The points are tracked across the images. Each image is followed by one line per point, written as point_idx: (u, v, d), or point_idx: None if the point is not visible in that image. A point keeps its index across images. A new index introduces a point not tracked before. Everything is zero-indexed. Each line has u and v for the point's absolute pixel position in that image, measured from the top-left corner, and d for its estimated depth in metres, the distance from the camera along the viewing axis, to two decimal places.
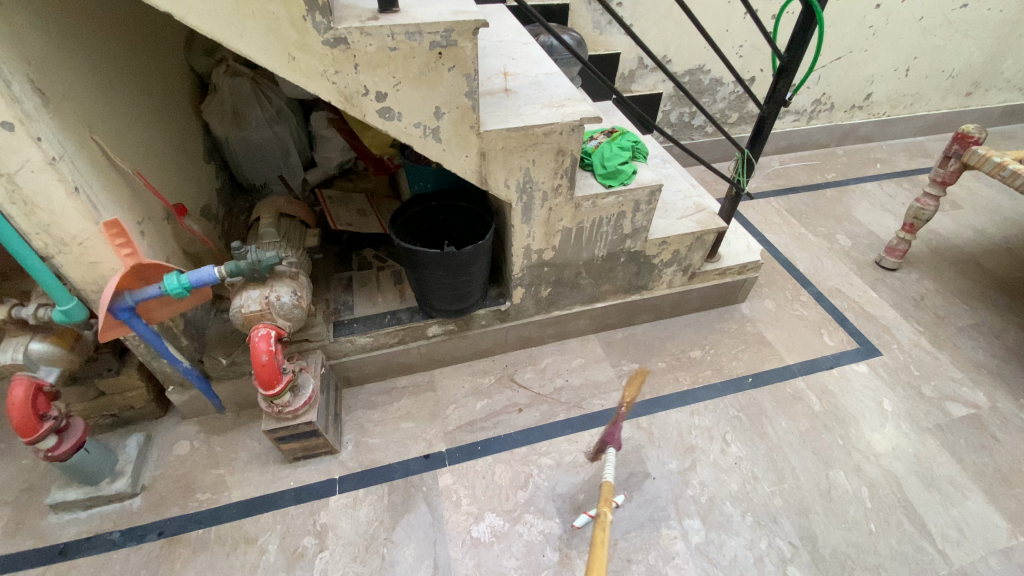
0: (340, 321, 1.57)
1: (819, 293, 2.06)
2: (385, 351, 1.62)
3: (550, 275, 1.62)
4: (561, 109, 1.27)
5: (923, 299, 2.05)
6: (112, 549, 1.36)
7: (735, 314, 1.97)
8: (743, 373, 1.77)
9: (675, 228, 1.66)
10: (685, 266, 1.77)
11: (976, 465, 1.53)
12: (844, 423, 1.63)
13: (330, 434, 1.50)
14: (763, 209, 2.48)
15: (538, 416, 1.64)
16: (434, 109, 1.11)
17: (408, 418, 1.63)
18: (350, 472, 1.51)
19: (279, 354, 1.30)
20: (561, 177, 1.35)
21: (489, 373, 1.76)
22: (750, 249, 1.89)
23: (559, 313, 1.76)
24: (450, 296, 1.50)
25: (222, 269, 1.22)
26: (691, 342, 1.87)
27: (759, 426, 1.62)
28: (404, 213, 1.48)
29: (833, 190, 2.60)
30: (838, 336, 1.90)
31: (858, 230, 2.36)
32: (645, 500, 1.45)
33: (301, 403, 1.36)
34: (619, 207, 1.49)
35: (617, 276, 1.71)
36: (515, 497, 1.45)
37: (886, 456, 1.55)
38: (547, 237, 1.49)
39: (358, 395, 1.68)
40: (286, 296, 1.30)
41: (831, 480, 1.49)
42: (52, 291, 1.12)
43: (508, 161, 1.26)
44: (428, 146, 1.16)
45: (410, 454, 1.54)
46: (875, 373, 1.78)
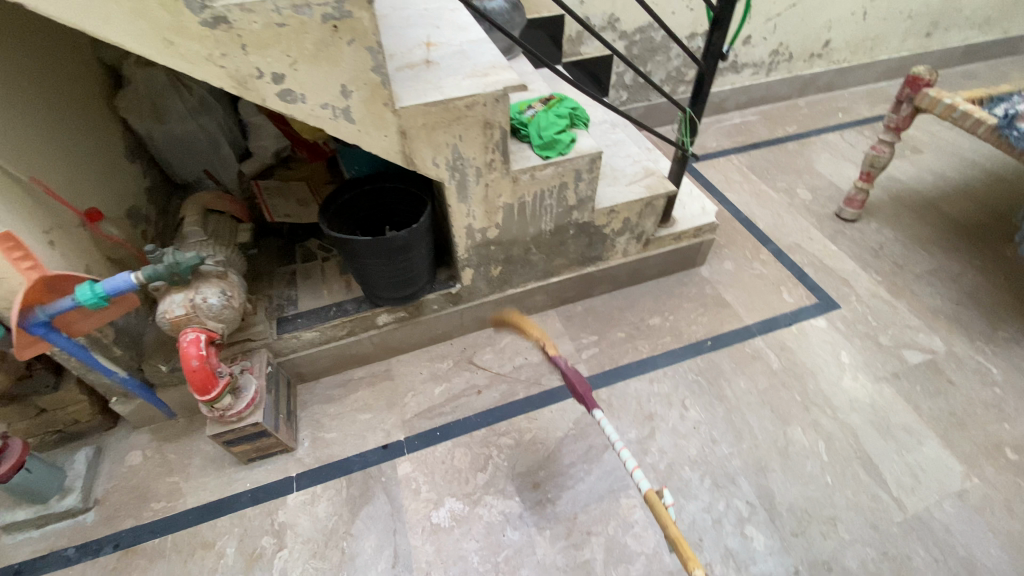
0: (284, 317, 1.52)
1: (779, 250, 2.04)
2: (335, 344, 1.58)
3: (497, 253, 1.56)
4: (484, 79, 1.20)
5: (883, 248, 2.03)
6: (66, 565, 1.33)
7: (694, 278, 1.95)
8: (702, 338, 1.76)
9: (623, 196, 1.61)
10: (638, 233, 1.73)
11: (932, 410, 1.54)
12: (803, 379, 1.63)
13: (282, 433, 1.46)
14: (724, 168, 2.43)
15: (498, 397, 1.61)
16: (341, 88, 1.04)
17: (365, 409, 1.60)
18: (307, 468, 1.48)
19: (213, 358, 1.25)
20: (493, 151, 1.28)
21: (446, 357, 1.72)
22: (705, 211, 1.86)
23: (514, 291, 1.72)
24: (393, 284, 1.46)
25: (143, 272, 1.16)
26: (650, 310, 1.85)
27: (717, 389, 1.62)
28: (337, 199, 1.41)
29: (794, 143, 2.56)
30: (797, 292, 1.89)
31: (818, 183, 2.33)
32: (604, 471, 1.45)
33: (243, 406, 1.33)
34: (560, 178, 1.43)
35: (569, 249, 1.67)
36: (474, 480, 1.44)
37: (842, 408, 1.56)
38: (488, 215, 1.43)
39: (313, 391, 1.64)
40: (214, 298, 1.25)
41: (788, 437, 1.50)
42: None
43: (433, 138, 1.19)
44: (340, 128, 1.10)
45: (367, 446, 1.52)
46: (834, 328, 1.77)
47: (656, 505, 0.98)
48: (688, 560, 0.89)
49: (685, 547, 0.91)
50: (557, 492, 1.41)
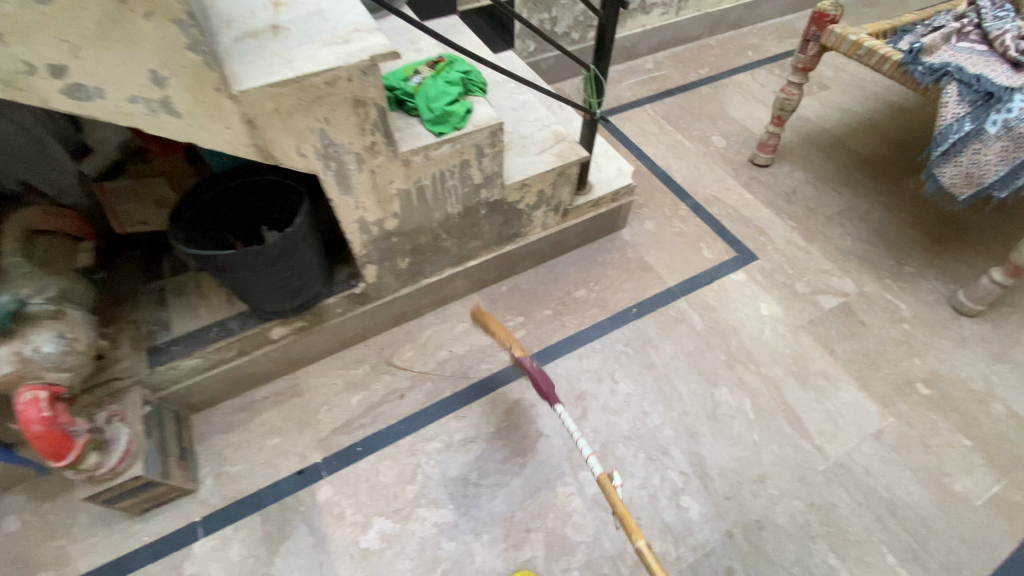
0: (156, 345, 1.30)
1: (698, 205, 2.00)
2: (225, 366, 1.39)
3: (401, 244, 1.39)
4: (345, 47, 0.99)
5: (795, 192, 2.04)
6: None
7: (617, 242, 1.88)
8: (628, 305, 1.71)
9: (533, 166, 1.47)
10: (554, 204, 1.61)
11: (846, 354, 1.59)
12: (727, 338, 1.63)
13: (176, 477, 1.28)
14: (640, 120, 2.34)
15: (422, 398, 1.50)
16: (150, 74, 0.81)
17: (274, 433, 1.44)
18: (213, 510, 1.32)
19: (63, 415, 1.03)
20: (373, 133, 1.08)
21: (362, 362, 1.57)
22: (622, 172, 1.77)
23: (428, 281, 1.56)
24: (280, 295, 1.26)
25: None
26: (576, 282, 1.76)
27: (647, 358, 1.58)
28: (196, 201, 1.17)
29: (707, 87, 2.49)
30: (717, 247, 1.87)
31: (732, 128, 2.29)
32: (540, 462, 1.39)
33: (115, 462, 1.12)
34: (459, 155, 1.25)
35: (483, 229, 1.52)
36: (404, 494, 1.34)
37: (765, 363, 1.58)
38: (381, 205, 1.25)
39: (211, 419, 1.45)
40: (48, 346, 1.02)
41: (717, 399, 1.50)
42: None
43: (291, 125, 0.98)
44: (163, 125, 0.87)
45: (280, 474, 1.37)
46: (754, 280, 1.77)
47: (607, 487, 1.06)
48: (632, 533, 0.97)
49: (630, 521, 0.99)
50: (493, 492, 1.34)
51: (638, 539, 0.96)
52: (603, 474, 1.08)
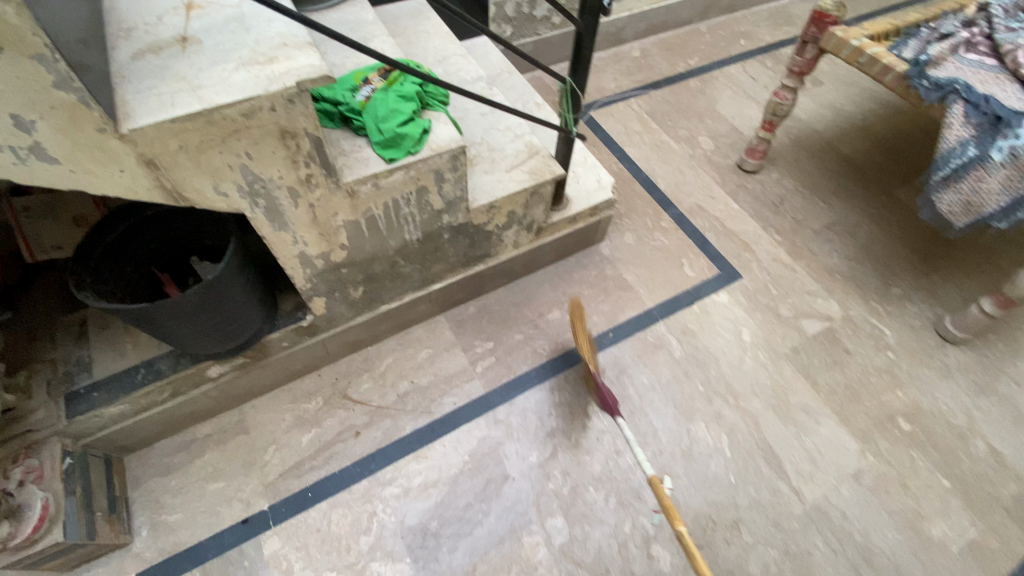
0: (73, 392, 1.15)
1: (681, 215, 1.89)
2: (158, 409, 1.25)
3: (352, 274, 1.24)
4: (266, 69, 0.81)
5: (783, 203, 1.93)
6: None
7: (595, 257, 1.75)
8: (604, 329, 1.60)
9: (502, 186, 1.32)
10: (527, 223, 1.47)
11: (829, 385, 1.53)
12: (706, 367, 1.54)
13: (106, 534, 1.15)
14: (623, 116, 2.18)
15: (380, 437, 1.39)
16: (11, 118, 0.64)
17: (217, 476, 1.32)
18: (148, 565, 1.20)
19: None
20: (307, 166, 0.92)
21: (315, 394, 1.45)
22: (601, 184, 1.63)
23: (387, 308, 1.43)
24: (213, 338, 1.13)
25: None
26: (550, 302, 1.64)
27: (621, 389, 1.49)
28: (104, 240, 1.02)
29: (696, 79, 2.33)
30: (699, 264, 1.76)
31: (720, 128, 2.15)
32: (504, 509, 1.30)
33: (31, 530, 0.99)
34: (414, 181, 1.09)
35: (447, 253, 1.37)
36: (357, 546, 1.25)
37: (745, 395, 1.50)
38: (325, 238, 1.09)
39: (146, 461, 1.32)
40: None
41: (693, 437, 1.43)
42: None
43: (204, 162, 0.82)
44: (38, 174, 0.70)
45: (223, 524, 1.26)
46: (737, 302, 1.68)
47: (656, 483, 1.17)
48: (673, 519, 1.09)
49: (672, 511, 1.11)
50: (453, 543, 1.26)
51: (678, 525, 1.08)
52: (653, 474, 1.20)
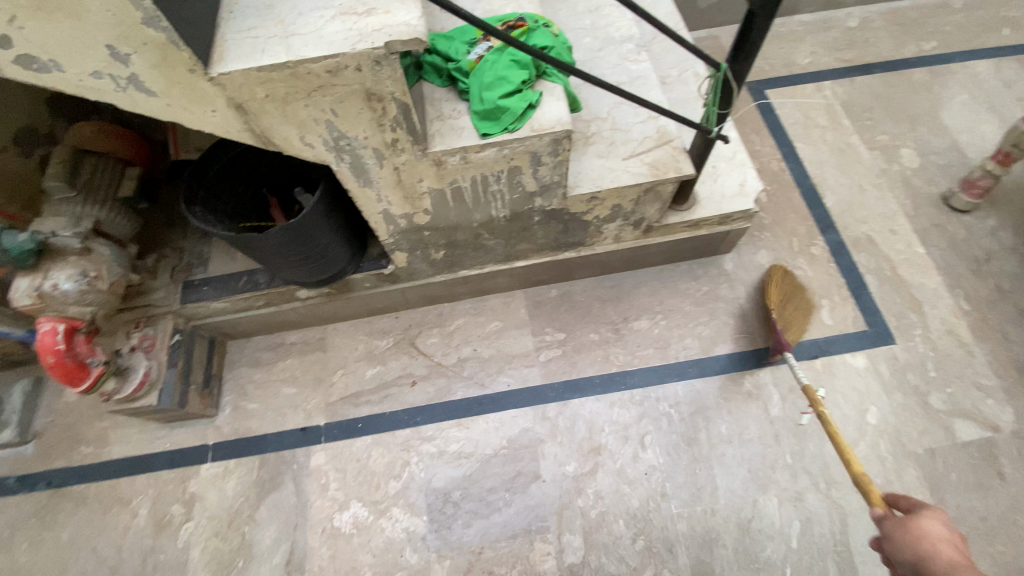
0: (190, 282, 1.31)
1: (840, 244, 1.53)
2: (254, 312, 1.39)
3: (435, 238, 1.21)
4: (360, 23, 0.74)
5: (989, 261, 1.48)
6: (5, 494, 1.41)
7: (712, 270, 1.51)
8: (694, 357, 1.41)
9: (612, 177, 1.15)
10: (634, 219, 1.29)
11: (959, 510, 1.21)
12: (803, 437, 1.30)
13: (194, 405, 1.35)
14: (807, 103, 1.77)
15: (431, 393, 1.42)
16: (108, 49, 0.68)
17: (291, 382, 1.46)
18: (224, 439, 1.40)
19: (82, 347, 1.10)
20: (393, 129, 0.87)
21: (387, 334, 1.51)
22: (743, 190, 1.35)
23: (466, 273, 1.40)
24: (298, 270, 1.19)
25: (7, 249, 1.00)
26: (641, 308, 1.47)
27: (691, 430, 1.32)
28: (223, 158, 1.08)
29: (924, 71, 1.80)
30: (841, 311, 1.44)
31: (933, 144, 1.66)
32: (526, 506, 1.28)
33: (131, 390, 1.20)
34: (507, 160, 0.99)
35: (537, 235, 1.27)
36: (386, 487, 1.32)
37: (841, 486, 1.24)
38: (409, 200, 1.06)
39: (242, 350, 1.51)
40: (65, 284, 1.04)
41: (757, 509, 1.23)
42: None
43: (290, 113, 0.81)
44: (138, 103, 0.76)
45: (286, 425, 1.41)
46: (874, 371, 1.36)
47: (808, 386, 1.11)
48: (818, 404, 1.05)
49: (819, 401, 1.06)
50: (469, 519, 1.27)
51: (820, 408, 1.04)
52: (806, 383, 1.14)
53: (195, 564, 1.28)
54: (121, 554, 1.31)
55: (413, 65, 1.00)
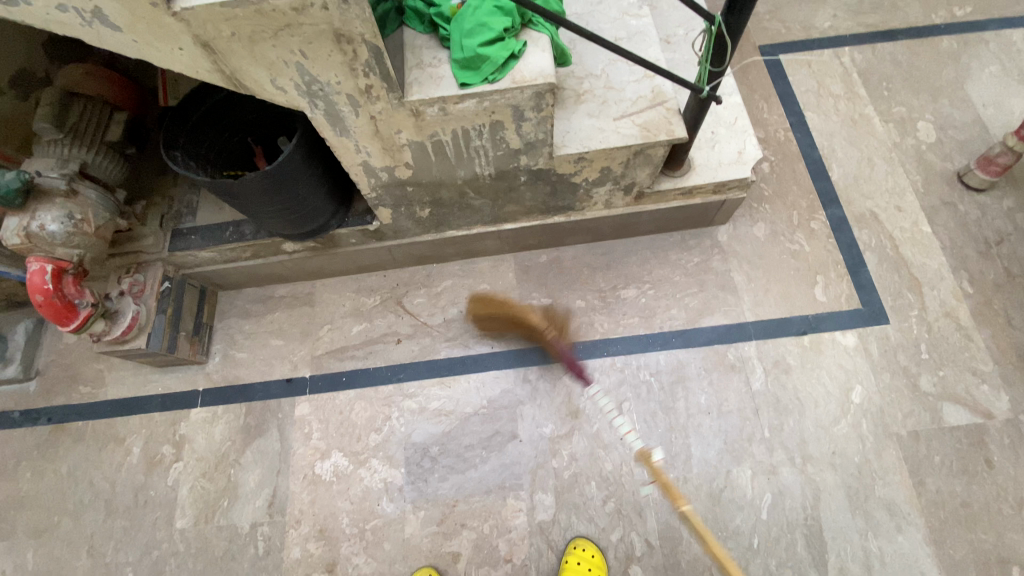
0: (178, 230, 1.32)
1: (841, 219, 1.47)
2: (242, 264, 1.40)
3: (418, 194, 1.21)
4: None
5: (1001, 245, 1.42)
6: (11, 427, 1.49)
7: (705, 240, 1.47)
8: (680, 329, 1.39)
9: (600, 136, 1.11)
10: (625, 184, 1.24)
11: (937, 493, 1.20)
12: (783, 413, 1.28)
13: (184, 350, 1.39)
14: (823, 70, 1.68)
15: (415, 351, 1.44)
16: None
17: (279, 334, 1.48)
18: (213, 385, 1.44)
19: (70, 288, 1.14)
20: (365, 75, 0.85)
21: (375, 292, 1.51)
22: (742, 158, 1.30)
23: (453, 234, 1.39)
24: (281, 221, 1.20)
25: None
26: (630, 277, 1.45)
27: (669, 399, 1.32)
28: (206, 102, 1.08)
29: (953, 40, 1.70)
30: (837, 288, 1.40)
31: (953, 118, 1.58)
32: (501, 464, 1.30)
33: (120, 332, 1.23)
34: (488, 114, 0.96)
35: (524, 195, 1.25)
36: (367, 439, 1.35)
37: (818, 462, 1.24)
38: (388, 153, 1.04)
39: (232, 301, 1.53)
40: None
41: (730, 480, 1.24)
42: None
43: (259, 54, 0.79)
44: (105, 38, 0.76)
45: (273, 375, 1.44)
46: (863, 351, 1.33)
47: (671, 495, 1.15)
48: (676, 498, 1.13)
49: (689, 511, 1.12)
50: (446, 473, 1.30)
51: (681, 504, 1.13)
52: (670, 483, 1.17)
53: (183, 501, 1.34)
54: (116, 489, 1.38)
55: (395, 10, 0.99)
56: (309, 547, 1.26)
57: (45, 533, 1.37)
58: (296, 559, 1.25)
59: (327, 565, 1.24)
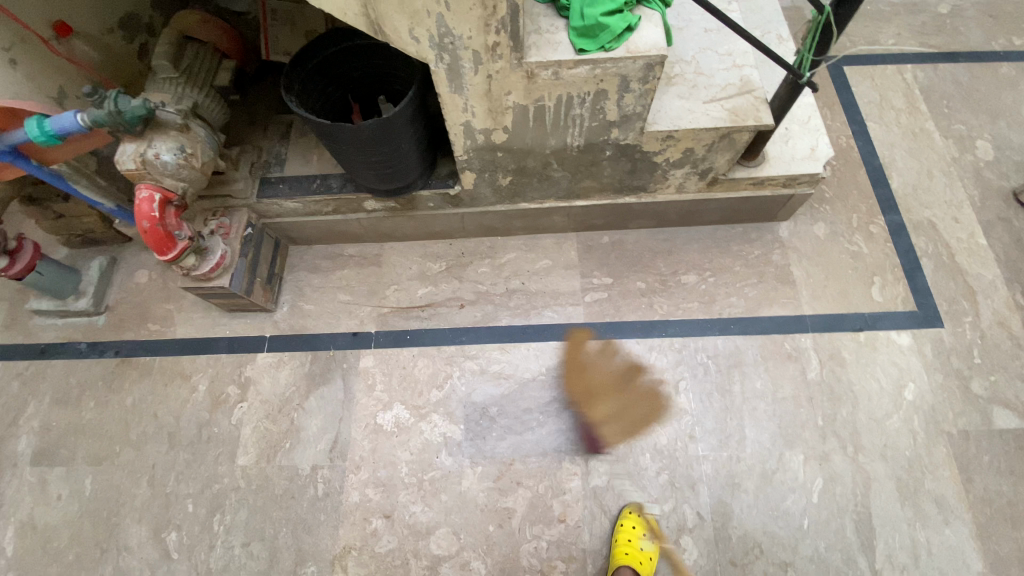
0: (267, 179, 1.38)
1: (900, 226, 1.52)
2: (321, 218, 1.46)
3: (506, 161, 1.26)
4: None
5: None
6: (79, 357, 1.54)
7: (766, 234, 1.51)
8: (737, 316, 1.43)
9: (690, 117, 1.16)
10: (702, 168, 1.29)
11: (984, 491, 1.23)
12: (837, 402, 1.32)
13: (258, 296, 1.44)
14: (886, 85, 1.74)
15: (478, 316, 1.48)
16: None
17: (346, 290, 1.53)
18: (280, 333, 1.49)
19: (171, 219, 1.18)
20: (497, 32, 0.91)
21: (440, 258, 1.56)
22: (814, 154, 1.35)
23: (526, 206, 1.45)
24: (373, 174, 1.25)
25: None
26: (691, 263, 1.49)
27: (725, 381, 1.36)
28: (321, 53, 1.14)
29: (1014, 66, 1.75)
30: (892, 289, 1.44)
31: (1011, 139, 1.63)
32: (558, 429, 1.34)
33: (207, 269, 1.27)
34: (596, 82, 1.02)
35: (603, 171, 1.30)
36: (428, 395, 1.39)
37: (869, 452, 1.27)
38: (492, 114, 1.10)
39: (303, 255, 1.58)
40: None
41: (782, 462, 1.27)
42: None
43: (407, 1, 0.85)
44: None
45: (339, 328, 1.49)
46: (917, 351, 1.37)
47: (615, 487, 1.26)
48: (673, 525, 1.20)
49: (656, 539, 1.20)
50: (503, 434, 1.34)
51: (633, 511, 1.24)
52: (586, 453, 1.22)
53: (246, 439, 1.38)
54: (180, 423, 1.42)
55: None
56: (367, 492, 1.30)
57: (106, 460, 1.41)
58: (355, 503, 1.29)
59: (385, 511, 1.28)
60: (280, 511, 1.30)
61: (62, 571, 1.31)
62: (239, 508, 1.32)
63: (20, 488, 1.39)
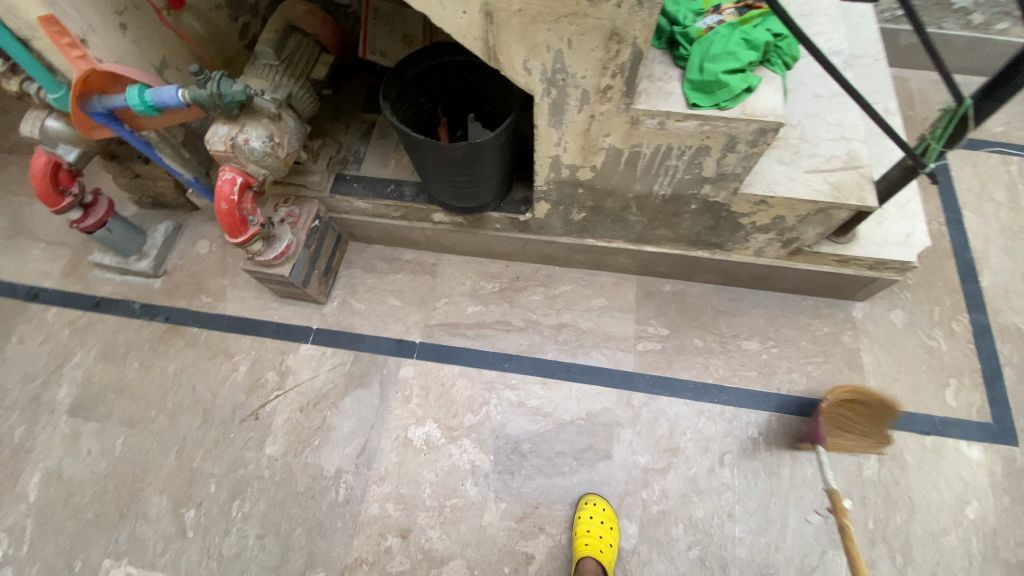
0: (342, 175, 1.39)
1: (985, 328, 1.42)
2: (386, 221, 1.45)
3: (585, 198, 1.22)
4: None
5: None
6: (130, 316, 1.56)
7: (839, 313, 1.44)
8: (795, 395, 1.35)
9: (788, 185, 1.10)
10: (787, 237, 1.24)
11: None
12: (892, 506, 1.24)
13: (312, 288, 1.44)
14: (988, 174, 1.64)
15: (523, 345, 1.45)
16: None
17: (397, 295, 1.52)
18: (326, 327, 1.49)
19: (247, 204, 1.18)
20: (612, 75, 0.87)
21: (496, 278, 1.54)
22: (909, 241, 1.26)
23: (593, 243, 1.40)
24: (450, 190, 1.22)
25: (54, 92, 1.11)
26: (754, 329, 1.43)
27: (774, 462, 1.28)
28: (421, 64, 1.13)
29: None
30: (968, 396, 1.34)
31: None
32: (590, 479, 1.29)
33: (271, 257, 1.27)
34: (701, 138, 0.97)
35: (682, 224, 1.26)
36: (462, 417, 1.36)
37: (920, 568, 1.18)
38: (584, 152, 1.06)
39: (360, 253, 1.58)
40: (51, 120, 1.22)
41: (823, 561, 1.19)
42: (40, 77, 1.08)
43: (529, 34, 0.83)
44: None
45: (385, 333, 1.47)
46: (987, 468, 1.27)
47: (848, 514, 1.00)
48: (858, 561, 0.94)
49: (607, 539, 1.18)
50: (532, 473, 1.30)
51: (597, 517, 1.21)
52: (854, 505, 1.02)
53: (277, 429, 1.37)
54: (216, 400, 1.43)
55: None
56: (387, 507, 1.28)
57: (140, 423, 1.42)
58: (372, 515, 1.27)
59: (401, 529, 1.25)
60: (298, 509, 1.29)
61: (81, 526, 1.32)
62: (259, 498, 1.31)
63: (55, 436, 1.42)
